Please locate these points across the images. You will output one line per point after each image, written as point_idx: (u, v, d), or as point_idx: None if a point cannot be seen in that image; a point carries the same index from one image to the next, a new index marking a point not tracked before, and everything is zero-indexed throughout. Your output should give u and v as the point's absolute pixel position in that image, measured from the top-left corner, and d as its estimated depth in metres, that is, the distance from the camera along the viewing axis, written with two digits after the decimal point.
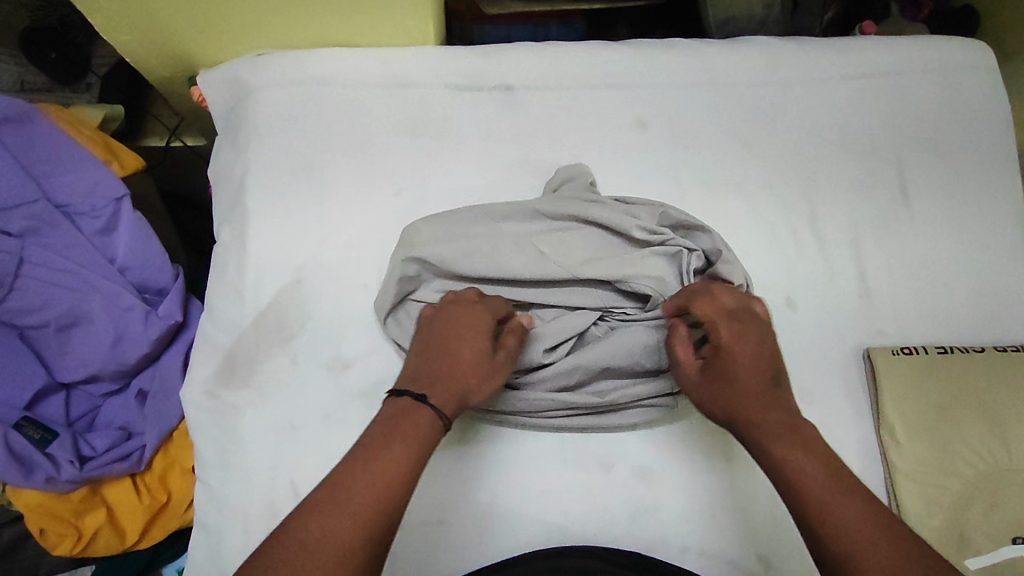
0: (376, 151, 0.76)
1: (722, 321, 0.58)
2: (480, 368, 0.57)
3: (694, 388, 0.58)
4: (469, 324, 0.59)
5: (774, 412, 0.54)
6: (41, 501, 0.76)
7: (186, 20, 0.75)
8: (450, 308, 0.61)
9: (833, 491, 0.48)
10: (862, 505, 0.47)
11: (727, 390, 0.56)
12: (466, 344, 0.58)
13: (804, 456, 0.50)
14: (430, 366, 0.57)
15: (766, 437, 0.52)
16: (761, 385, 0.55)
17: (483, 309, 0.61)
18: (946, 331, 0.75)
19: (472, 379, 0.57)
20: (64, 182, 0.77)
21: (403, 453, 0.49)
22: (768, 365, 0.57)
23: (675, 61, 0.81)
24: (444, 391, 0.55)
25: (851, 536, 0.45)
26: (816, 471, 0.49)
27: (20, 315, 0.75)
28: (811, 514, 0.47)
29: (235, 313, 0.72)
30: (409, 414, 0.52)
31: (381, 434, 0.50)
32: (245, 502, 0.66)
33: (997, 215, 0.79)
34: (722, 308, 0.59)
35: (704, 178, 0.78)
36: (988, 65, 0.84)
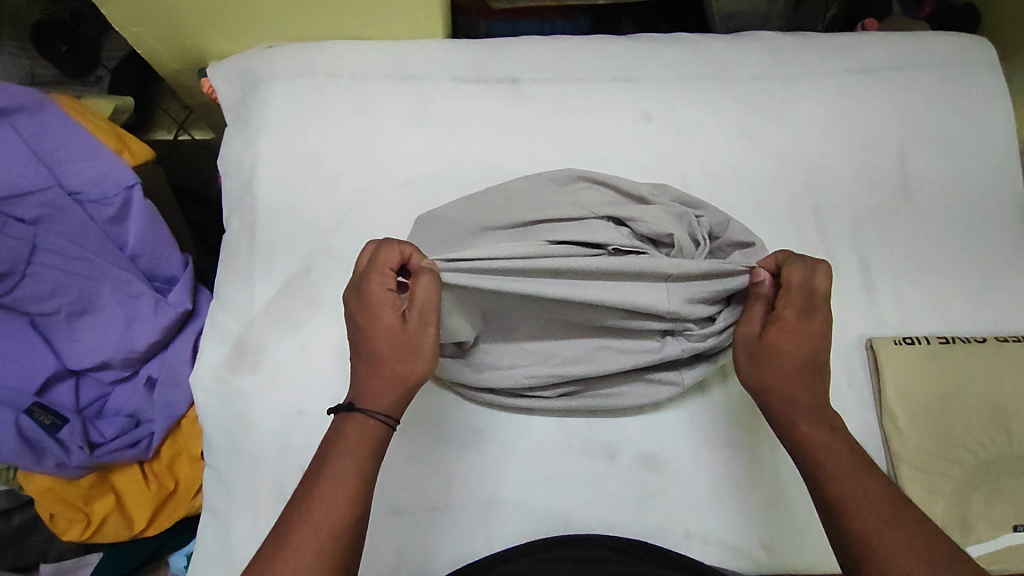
0: (384, 141, 0.77)
1: (793, 298, 0.57)
2: (397, 349, 0.54)
3: (742, 358, 0.60)
4: (370, 305, 0.54)
5: (807, 394, 0.56)
6: (50, 487, 0.77)
7: (196, 12, 0.76)
8: (353, 292, 0.56)
9: (852, 472, 0.51)
10: (879, 486, 0.50)
11: (768, 365, 0.57)
12: (376, 331, 0.54)
13: (828, 436, 0.54)
14: (357, 365, 0.55)
15: (795, 412, 0.56)
16: (803, 367, 0.56)
17: (378, 278, 0.54)
18: (947, 322, 0.75)
19: (397, 362, 0.54)
20: (77, 170, 0.77)
21: (343, 466, 0.50)
22: (818, 350, 0.57)
23: (679, 54, 0.82)
24: (376, 389, 0.53)
25: (864, 511, 0.49)
26: (837, 452, 0.53)
27: (30, 302, 0.76)
28: (828, 490, 0.51)
29: (245, 300, 0.73)
30: (345, 425, 0.52)
31: (318, 464, 0.51)
32: (254, 486, 0.67)
33: (999, 208, 0.80)
34: (788, 287, 0.58)
35: (708, 170, 0.79)
36: (988, 60, 0.85)
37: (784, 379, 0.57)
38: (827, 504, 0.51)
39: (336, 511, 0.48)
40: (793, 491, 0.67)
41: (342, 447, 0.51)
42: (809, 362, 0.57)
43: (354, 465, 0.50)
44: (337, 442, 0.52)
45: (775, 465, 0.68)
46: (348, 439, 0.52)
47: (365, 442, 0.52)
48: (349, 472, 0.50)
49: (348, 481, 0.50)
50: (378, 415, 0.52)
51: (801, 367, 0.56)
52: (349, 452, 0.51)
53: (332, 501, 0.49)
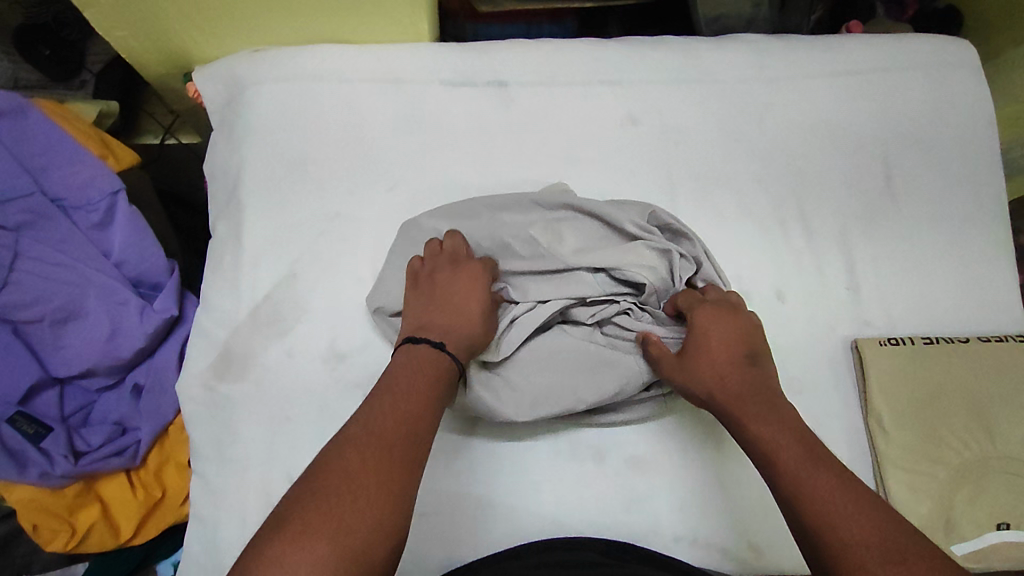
0: (371, 145, 0.77)
1: (701, 310, 0.64)
2: (476, 317, 0.62)
3: (672, 369, 0.63)
4: (469, 277, 0.64)
5: (745, 388, 0.59)
6: (34, 497, 0.76)
7: (181, 16, 0.75)
8: (446, 263, 0.65)
9: (805, 459, 0.51)
10: (832, 469, 0.50)
11: (697, 367, 0.61)
12: (471, 295, 0.63)
13: (774, 429, 0.54)
14: (442, 314, 0.62)
15: (740, 407, 0.57)
16: (733, 362, 0.61)
17: (473, 263, 0.66)
18: (930, 322, 0.76)
19: (481, 329, 0.62)
20: (60, 177, 0.77)
21: (426, 393, 0.55)
22: (741, 347, 0.62)
23: (666, 58, 0.83)
24: (462, 340, 0.61)
25: (819, 496, 0.48)
26: (785, 442, 0.53)
27: (13, 310, 0.75)
28: (783, 481, 0.51)
29: (231, 306, 0.72)
30: (423, 360, 0.57)
31: (403, 386, 0.54)
32: (241, 493, 0.66)
33: (982, 208, 0.81)
34: (700, 296, 0.66)
35: (695, 173, 0.79)
36: (970, 62, 0.86)
37: (722, 380, 0.60)
38: (786, 496, 0.50)
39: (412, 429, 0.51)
40: None
41: (424, 375, 0.56)
42: (737, 360, 0.61)
43: (431, 395, 0.55)
44: (417, 375, 0.56)
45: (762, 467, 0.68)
46: (427, 372, 0.56)
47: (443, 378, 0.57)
48: (426, 400, 0.54)
49: (425, 408, 0.53)
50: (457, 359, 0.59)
51: (731, 364, 0.61)
52: (430, 381, 0.56)
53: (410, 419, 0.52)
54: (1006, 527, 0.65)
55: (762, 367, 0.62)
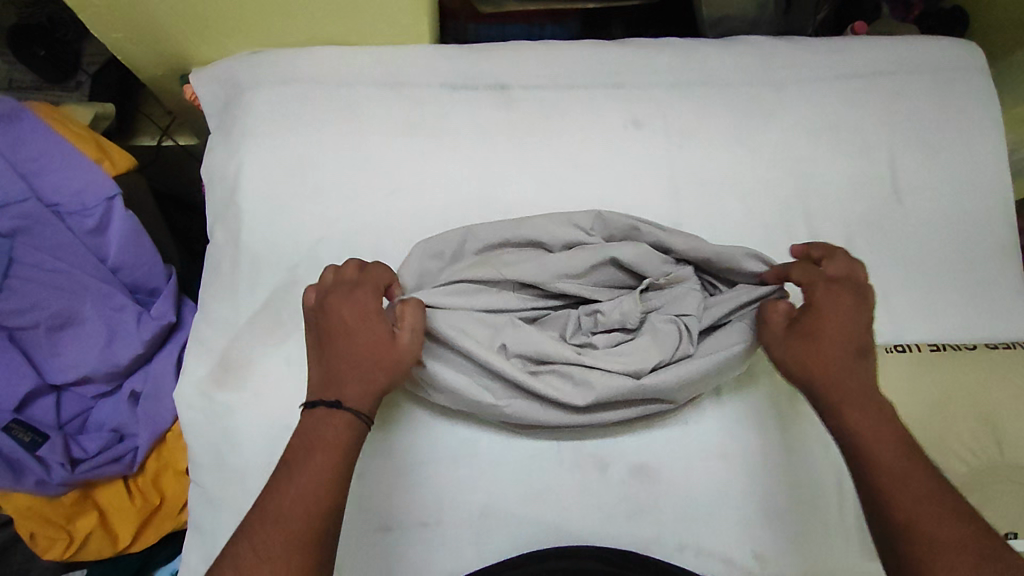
0: (371, 149, 0.76)
1: (820, 286, 0.59)
2: (381, 359, 0.55)
3: (773, 343, 0.59)
4: (352, 311, 0.56)
5: (850, 379, 0.55)
6: (31, 504, 0.75)
7: (177, 18, 0.74)
8: (324, 303, 0.57)
9: (904, 461, 0.50)
10: (929, 478, 0.49)
11: (806, 346, 0.57)
12: (356, 333, 0.55)
13: (879, 426, 0.52)
14: (332, 367, 0.54)
15: (839, 394, 0.54)
16: (846, 350, 0.56)
17: (369, 292, 0.58)
18: (938, 328, 0.75)
19: (380, 364, 0.54)
20: (56, 182, 0.76)
21: (324, 462, 0.50)
22: (859, 337, 0.57)
23: (669, 60, 0.82)
24: (359, 387, 0.53)
25: (915, 503, 0.48)
26: (887, 443, 0.51)
27: (5, 317, 0.73)
28: (879, 486, 0.49)
29: (230, 314, 0.71)
30: (326, 423, 0.52)
31: (298, 454, 0.50)
32: (240, 503, 0.66)
33: (989, 213, 0.80)
34: (825, 275, 0.60)
35: (699, 178, 0.78)
36: (978, 64, 0.85)
37: (823, 362, 0.56)
38: (876, 492, 0.50)
39: (314, 500, 0.48)
40: (785, 501, 0.67)
41: (320, 437, 0.51)
42: (852, 347, 0.56)
43: (328, 462, 0.50)
44: (315, 436, 0.51)
45: (767, 475, 0.67)
46: (326, 432, 0.51)
47: (343, 433, 0.51)
48: (323, 466, 0.49)
49: (321, 477, 0.49)
50: (355, 411, 0.52)
51: (841, 353, 0.56)
52: (325, 443, 0.51)
53: (307, 491, 0.48)
54: (1013, 536, 0.65)
55: (868, 351, 0.57)
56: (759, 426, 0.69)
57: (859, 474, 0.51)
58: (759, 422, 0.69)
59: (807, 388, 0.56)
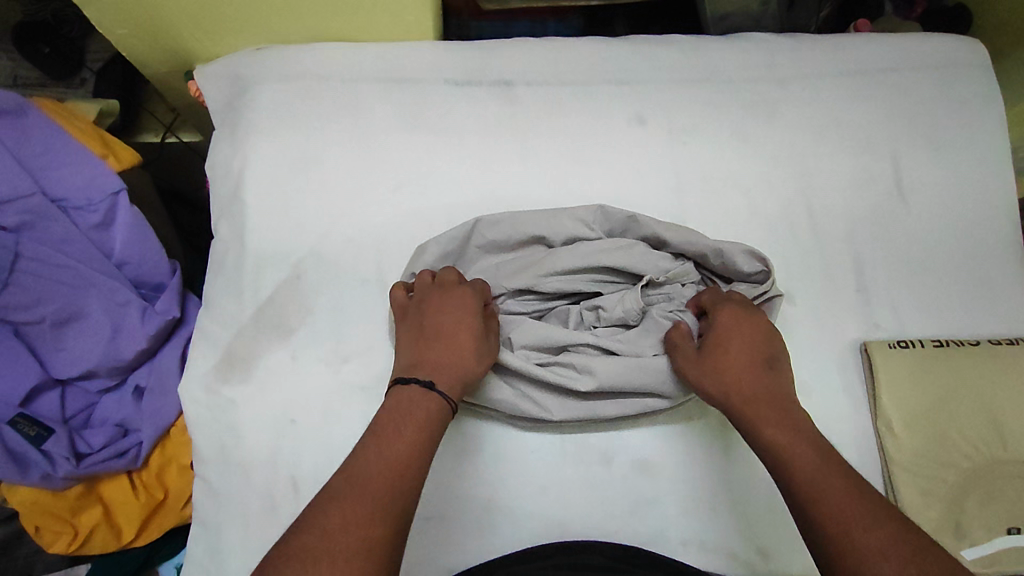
0: (374, 145, 0.76)
1: (724, 310, 0.63)
2: (473, 351, 0.60)
3: (684, 366, 0.62)
4: (451, 307, 0.62)
5: (761, 396, 0.57)
6: (35, 499, 0.75)
7: (182, 14, 0.74)
8: (434, 293, 0.63)
9: (819, 470, 0.50)
10: (848, 484, 0.49)
11: (717, 367, 0.60)
12: (458, 325, 0.61)
13: (792, 440, 0.53)
14: (432, 351, 0.59)
15: (754, 408, 0.57)
16: (752, 369, 0.59)
17: (463, 293, 0.63)
18: (940, 324, 0.75)
19: (472, 360, 0.60)
20: (61, 177, 0.77)
21: (413, 435, 0.52)
22: (761, 355, 0.61)
23: (673, 57, 0.82)
24: (452, 375, 0.58)
25: (838, 509, 0.47)
26: (802, 449, 0.52)
27: (14, 311, 0.74)
28: (797, 492, 0.50)
29: (234, 308, 0.71)
30: (418, 400, 0.54)
31: (388, 428, 0.52)
32: (245, 496, 0.66)
33: (991, 209, 0.80)
34: (730, 300, 0.64)
35: (702, 174, 0.78)
36: (981, 61, 0.85)
37: (738, 383, 0.58)
38: (798, 505, 0.50)
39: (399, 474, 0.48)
40: None
41: (409, 415, 0.53)
42: (755, 365, 0.60)
43: (413, 442, 0.51)
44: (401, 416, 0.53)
45: (770, 470, 0.67)
46: (414, 412, 0.54)
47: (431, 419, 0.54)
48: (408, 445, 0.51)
49: (407, 454, 0.50)
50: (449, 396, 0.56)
51: (748, 372, 0.59)
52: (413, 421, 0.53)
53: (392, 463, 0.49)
54: (1016, 531, 0.64)
55: (777, 368, 0.61)
56: None
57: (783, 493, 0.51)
58: None
59: (726, 411, 0.58)
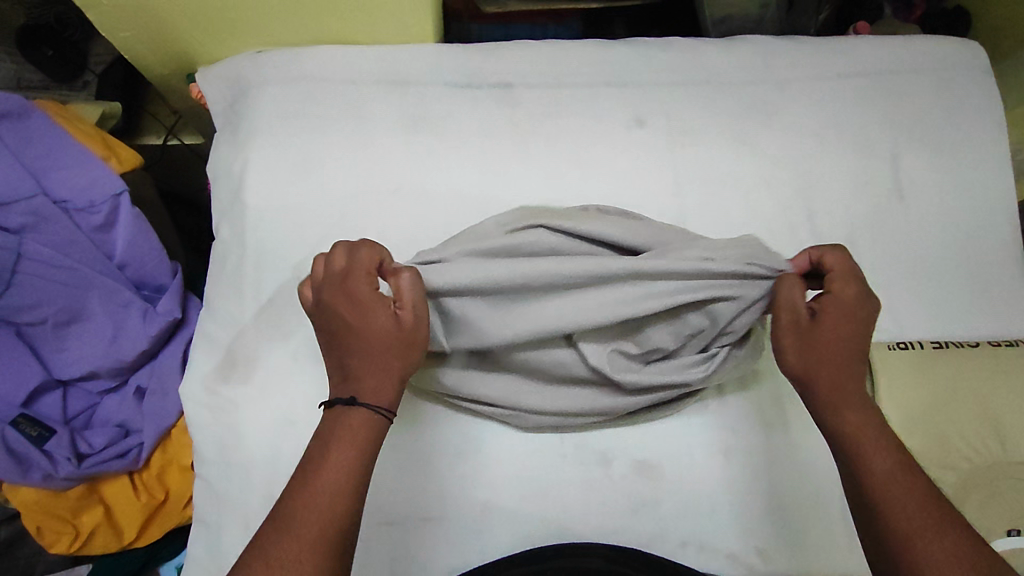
0: (375, 146, 0.77)
1: (839, 281, 0.57)
2: (389, 341, 0.53)
3: (781, 333, 0.57)
4: (344, 299, 0.53)
5: (844, 377, 0.54)
6: (39, 500, 0.75)
7: (184, 17, 0.75)
8: (332, 294, 0.54)
9: (899, 467, 0.50)
10: (924, 486, 0.49)
11: (815, 344, 0.55)
12: (360, 325, 0.53)
13: (874, 431, 0.52)
14: (347, 362, 0.53)
15: (836, 392, 0.54)
16: (850, 351, 0.55)
17: (359, 278, 0.54)
18: (940, 325, 0.75)
19: (393, 355, 0.53)
20: (64, 179, 0.77)
21: (344, 456, 0.49)
22: (864, 337, 0.56)
23: (672, 59, 0.82)
24: (374, 381, 0.52)
25: (913, 510, 0.48)
26: (883, 446, 0.51)
27: (18, 312, 0.75)
28: (870, 487, 0.49)
29: (235, 309, 0.72)
30: (343, 421, 0.50)
31: (319, 450, 0.49)
32: (245, 497, 0.66)
33: (991, 211, 0.80)
34: (852, 275, 0.57)
35: (701, 176, 0.79)
36: (980, 63, 0.85)
37: (830, 363, 0.54)
38: (869, 493, 0.50)
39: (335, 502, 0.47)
40: (788, 497, 0.67)
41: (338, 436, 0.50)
42: (855, 347, 0.55)
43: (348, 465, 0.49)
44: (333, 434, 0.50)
45: (770, 472, 0.68)
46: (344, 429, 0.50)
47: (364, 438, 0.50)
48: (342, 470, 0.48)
49: (342, 483, 0.48)
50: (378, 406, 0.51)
51: (845, 352, 0.55)
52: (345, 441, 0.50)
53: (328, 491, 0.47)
54: (1017, 533, 0.63)
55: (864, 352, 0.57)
56: (763, 423, 0.69)
57: (852, 475, 0.51)
58: (763, 419, 0.69)
59: (802, 386, 0.56)
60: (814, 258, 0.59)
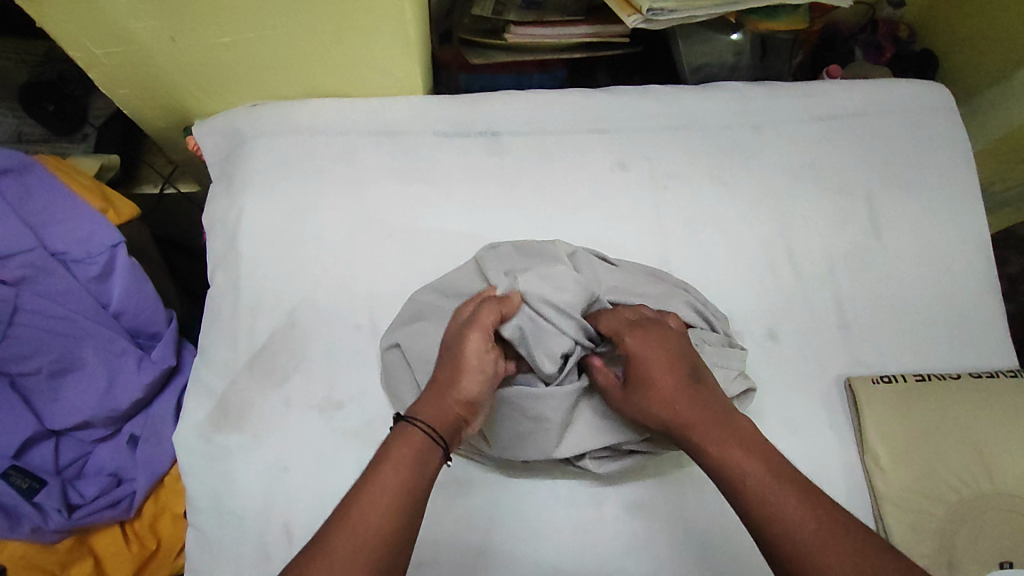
0: (367, 194, 0.79)
1: (626, 332, 0.60)
2: (451, 361, 0.57)
3: (617, 404, 0.60)
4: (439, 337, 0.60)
5: (695, 409, 0.55)
6: (25, 553, 0.74)
7: (184, 75, 0.78)
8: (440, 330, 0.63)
9: (774, 487, 0.48)
10: (802, 502, 0.46)
11: (644, 396, 0.57)
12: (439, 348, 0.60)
13: (741, 455, 0.51)
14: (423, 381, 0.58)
15: (696, 432, 0.54)
16: (678, 386, 0.56)
17: (452, 315, 0.62)
18: (920, 358, 0.77)
19: (442, 370, 0.56)
20: (61, 232, 0.78)
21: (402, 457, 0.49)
22: (682, 364, 0.58)
23: (653, 105, 0.85)
24: (424, 399, 0.55)
25: (795, 531, 0.45)
26: (749, 469, 0.49)
27: (11, 362, 0.75)
28: (750, 518, 0.48)
29: (229, 356, 0.73)
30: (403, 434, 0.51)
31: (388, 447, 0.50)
32: (238, 544, 0.66)
33: (964, 245, 0.83)
34: (624, 320, 0.62)
35: (684, 217, 0.81)
36: (948, 105, 0.89)
37: (672, 407, 0.55)
38: (751, 523, 0.48)
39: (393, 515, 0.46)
40: None
41: (381, 470, 0.48)
42: (680, 378, 0.57)
43: (394, 500, 0.47)
44: (376, 468, 0.49)
45: None
46: (386, 463, 0.49)
47: (408, 472, 0.49)
48: (384, 508, 0.46)
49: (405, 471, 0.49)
50: (416, 420, 0.52)
51: (676, 386, 0.56)
52: (388, 476, 0.48)
53: (366, 533, 0.45)
54: (1010, 565, 0.64)
55: (702, 376, 0.58)
56: None
57: (736, 508, 0.50)
58: None
59: (670, 432, 0.56)
60: (592, 323, 0.65)
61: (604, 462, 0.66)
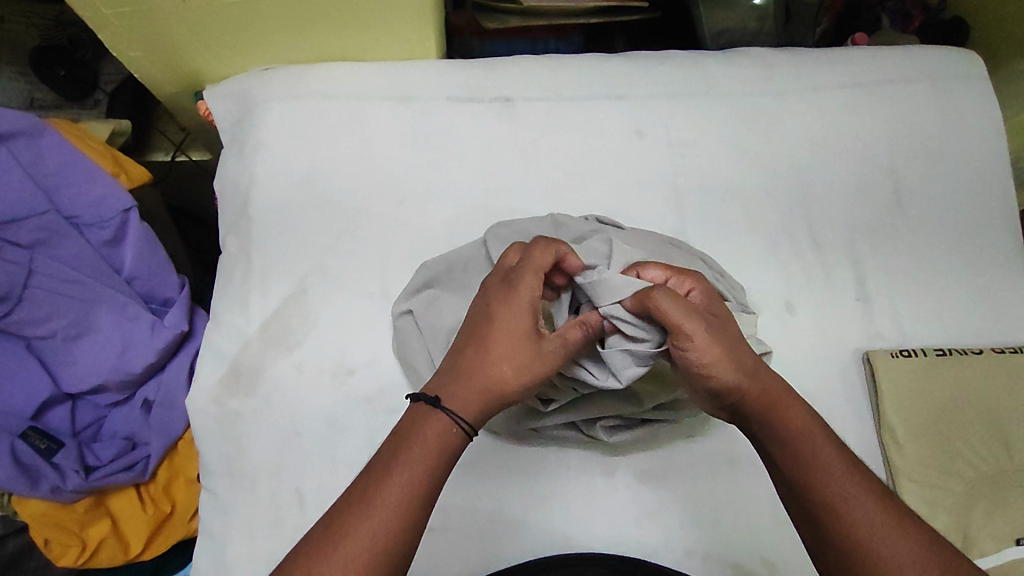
0: (378, 160, 0.78)
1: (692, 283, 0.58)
2: (520, 361, 0.53)
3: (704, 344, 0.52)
4: (513, 313, 0.54)
5: (767, 375, 0.54)
6: (46, 512, 0.77)
7: (194, 37, 0.76)
8: (502, 288, 0.56)
9: (844, 467, 0.49)
10: (871, 487, 0.48)
11: (727, 342, 0.53)
12: (504, 328, 0.54)
13: (810, 423, 0.51)
14: (467, 351, 0.54)
15: (769, 399, 0.52)
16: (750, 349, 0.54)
17: (530, 280, 0.55)
18: (941, 333, 0.76)
19: (506, 367, 0.53)
20: (73, 196, 0.77)
21: (413, 462, 0.48)
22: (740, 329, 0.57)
23: (671, 69, 0.83)
24: (468, 391, 0.52)
25: (866, 513, 0.47)
26: (823, 441, 0.50)
27: (27, 326, 0.76)
28: (820, 492, 0.48)
29: (241, 321, 0.73)
30: (428, 425, 0.50)
31: (402, 437, 0.50)
32: (250, 506, 0.67)
33: (988, 219, 0.80)
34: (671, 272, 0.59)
35: (701, 186, 0.79)
36: (978, 74, 0.86)
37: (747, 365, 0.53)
38: (819, 494, 0.48)
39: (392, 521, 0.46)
40: None
41: (388, 474, 0.47)
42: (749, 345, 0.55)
43: (396, 505, 0.46)
44: (383, 469, 0.47)
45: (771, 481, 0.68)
46: (396, 466, 0.47)
47: (418, 488, 0.47)
48: (386, 516, 0.46)
49: (413, 476, 0.47)
50: (463, 423, 0.51)
51: (744, 351, 0.54)
52: (397, 481, 0.47)
53: (367, 541, 0.45)
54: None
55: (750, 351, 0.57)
56: None
57: (801, 477, 0.49)
58: None
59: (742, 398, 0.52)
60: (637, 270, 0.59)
61: (616, 431, 0.66)
